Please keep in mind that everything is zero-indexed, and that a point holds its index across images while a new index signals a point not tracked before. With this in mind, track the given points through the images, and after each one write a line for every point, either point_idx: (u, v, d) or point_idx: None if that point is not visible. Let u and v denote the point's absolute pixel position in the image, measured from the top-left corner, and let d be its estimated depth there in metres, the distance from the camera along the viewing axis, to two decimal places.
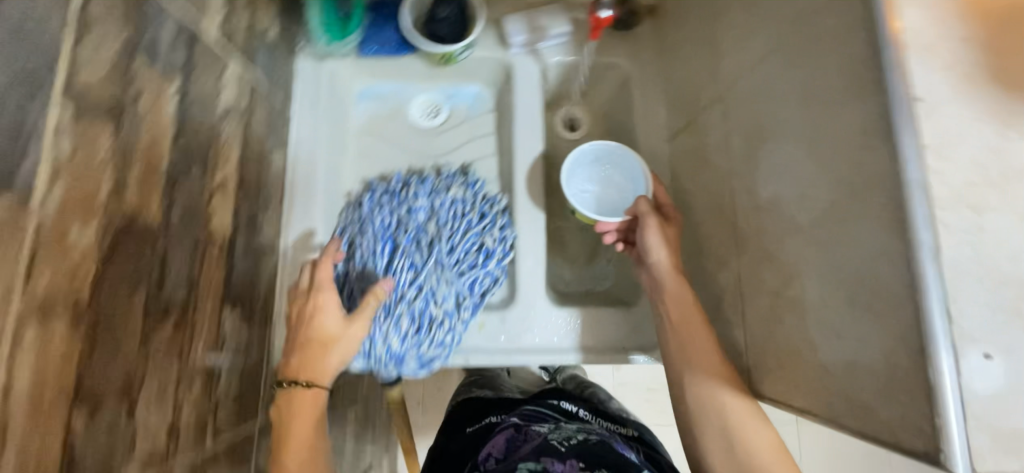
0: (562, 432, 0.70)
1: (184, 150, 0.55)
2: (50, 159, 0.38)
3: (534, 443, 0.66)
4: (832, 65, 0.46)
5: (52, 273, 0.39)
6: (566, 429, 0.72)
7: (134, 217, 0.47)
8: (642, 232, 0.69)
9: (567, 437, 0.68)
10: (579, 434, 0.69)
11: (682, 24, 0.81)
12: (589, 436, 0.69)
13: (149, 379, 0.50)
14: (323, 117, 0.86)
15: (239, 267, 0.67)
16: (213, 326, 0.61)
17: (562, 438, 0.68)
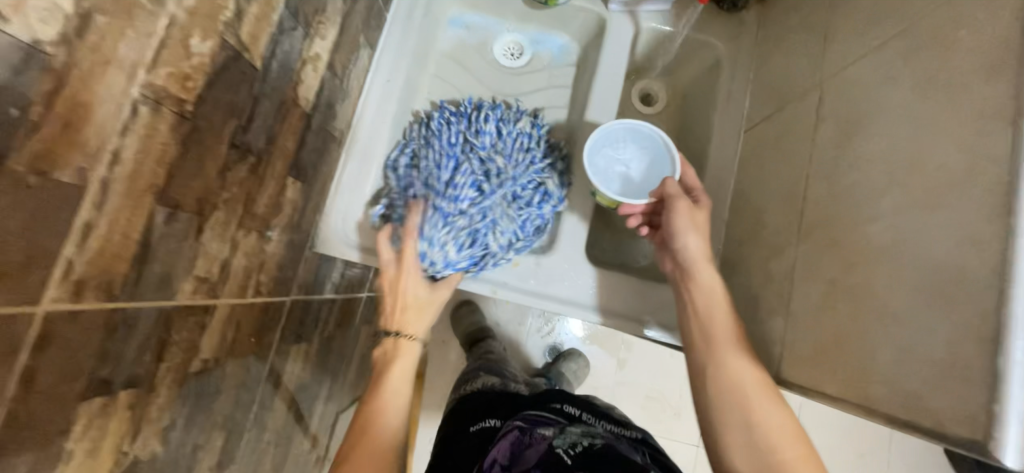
0: (568, 438, 0.68)
1: (294, 9, 0.57)
2: None
3: (540, 453, 0.65)
4: (966, 50, 0.44)
5: (170, 68, 0.41)
6: (573, 432, 0.71)
7: (240, 51, 0.50)
8: (671, 212, 0.69)
9: (572, 445, 0.66)
10: (585, 439, 0.68)
11: (792, 11, 0.78)
12: (595, 441, 0.68)
13: (218, 209, 0.53)
14: (414, 30, 0.88)
15: (310, 144, 0.70)
16: (278, 189, 0.65)
17: (567, 445, 0.66)
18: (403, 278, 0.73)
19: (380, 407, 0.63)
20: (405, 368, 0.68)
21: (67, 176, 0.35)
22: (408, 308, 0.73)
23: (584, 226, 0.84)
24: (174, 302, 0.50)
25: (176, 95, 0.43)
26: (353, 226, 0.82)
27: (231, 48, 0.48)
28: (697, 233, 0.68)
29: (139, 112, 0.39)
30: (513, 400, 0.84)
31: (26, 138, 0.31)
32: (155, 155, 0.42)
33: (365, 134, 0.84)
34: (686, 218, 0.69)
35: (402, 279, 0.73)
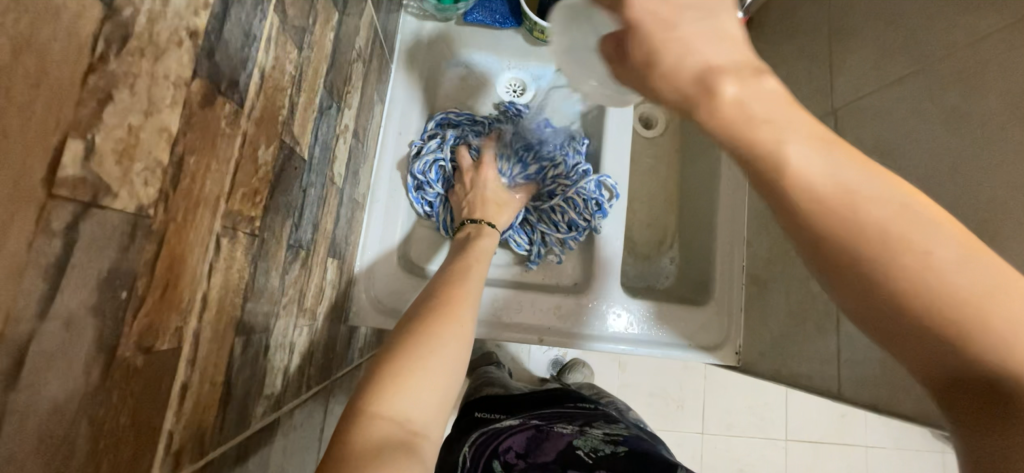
0: (590, 440, 0.70)
1: (330, 86, 0.53)
2: (259, 69, 0.37)
3: (561, 448, 0.68)
4: (996, 92, 0.48)
5: (243, 190, 0.37)
6: (595, 435, 0.72)
7: (293, 147, 0.45)
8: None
9: (594, 448, 0.68)
10: (607, 440, 0.70)
11: (785, 36, 0.83)
12: (620, 447, 0.68)
13: (279, 316, 0.48)
14: (420, 79, 0.85)
15: (342, 218, 0.65)
16: (321, 274, 0.60)
17: (590, 448, 0.68)
18: (483, 176, 0.78)
19: (420, 351, 0.50)
20: (483, 255, 0.70)
21: (165, 343, 0.30)
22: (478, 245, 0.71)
23: (618, 260, 0.85)
24: (249, 430, 0.44)
25: (248, 214, 0.38)
26: (386, 291, 0.77)
27: (286, 145, 0.44)
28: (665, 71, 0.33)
29: (221, 243, 0.35)
30: (533, 396, 0.86)
31: (134, 318, 0.27)
32: (232, 284, 0.37)
33: (385, 193, 0.80)
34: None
35: (484, 176, 0.78)
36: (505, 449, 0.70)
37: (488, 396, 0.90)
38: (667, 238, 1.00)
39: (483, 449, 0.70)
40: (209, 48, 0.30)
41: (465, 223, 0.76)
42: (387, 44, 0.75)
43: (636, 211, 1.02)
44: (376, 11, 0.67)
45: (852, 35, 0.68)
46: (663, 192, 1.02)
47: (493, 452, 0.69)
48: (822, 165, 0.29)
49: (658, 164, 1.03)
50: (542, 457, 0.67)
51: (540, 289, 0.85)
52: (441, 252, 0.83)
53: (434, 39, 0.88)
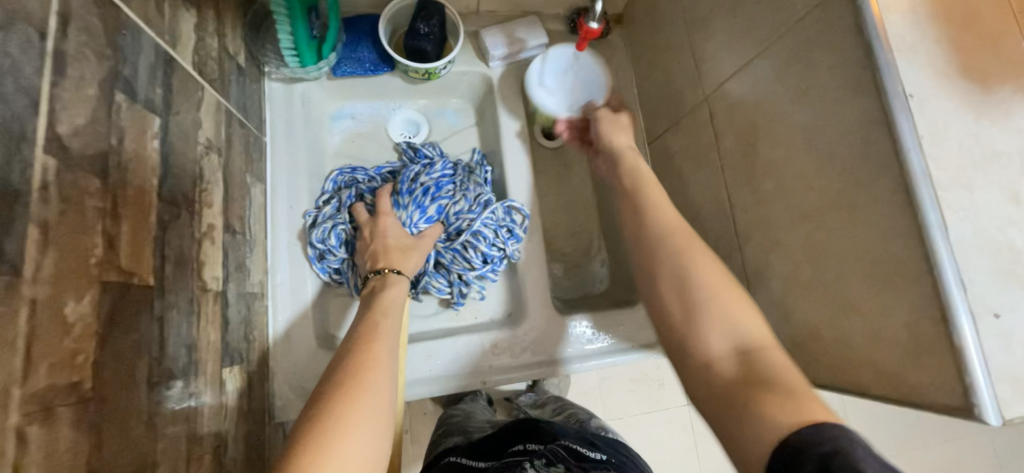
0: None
1: (171, 194, 0.49)
2: (39, 222, 0.32)
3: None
4: (825, 68, 0.51)
5: (50, 361, 0.32)
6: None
7: (126, 281, 0.41)
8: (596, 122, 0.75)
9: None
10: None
11: (653, 29, 0.85)
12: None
13: (159, 462, 0.44)
14: (302, 143, 0.81)
15: (233, 318, 0.61)
16: (218, 390, 0.55)
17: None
18: (383, 225, 0.74)
19: (334, 434, 0.45)
20: (394, 307, 0.65)
21: None
22: (387, 300, 0.65)
23: (544, 280, 0.84)
24: None
25: (67, 382, 0.34)
26: (310, 375, 0.72)
27: (115, 283, 0.39)
28: None
29: (27, 434, 0.30)
30: (483, 446, 0.82)
31: None
32: (64, 468, 0.33)
33: (287, 272, 0.75)
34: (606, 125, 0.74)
35: (385, 225, 0.74)
36: None
37: (447, 454, 0.85)
38: (595, 241, 1.01)
39: None
40: None
41: (371, 277, 0.70)
42: (250, 119, 0.71)
43: (560, 222, 1.01)
44: (224, 92, 0.63)
45: (705, 24, 0.70)
46: (580, 197, 1.03)
47: None
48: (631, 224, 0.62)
49: (569, 172, 1.03)
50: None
51: (471, 331, 0.83)
52: (351, 313, 0.80)
53: (309, 98, 0.83)
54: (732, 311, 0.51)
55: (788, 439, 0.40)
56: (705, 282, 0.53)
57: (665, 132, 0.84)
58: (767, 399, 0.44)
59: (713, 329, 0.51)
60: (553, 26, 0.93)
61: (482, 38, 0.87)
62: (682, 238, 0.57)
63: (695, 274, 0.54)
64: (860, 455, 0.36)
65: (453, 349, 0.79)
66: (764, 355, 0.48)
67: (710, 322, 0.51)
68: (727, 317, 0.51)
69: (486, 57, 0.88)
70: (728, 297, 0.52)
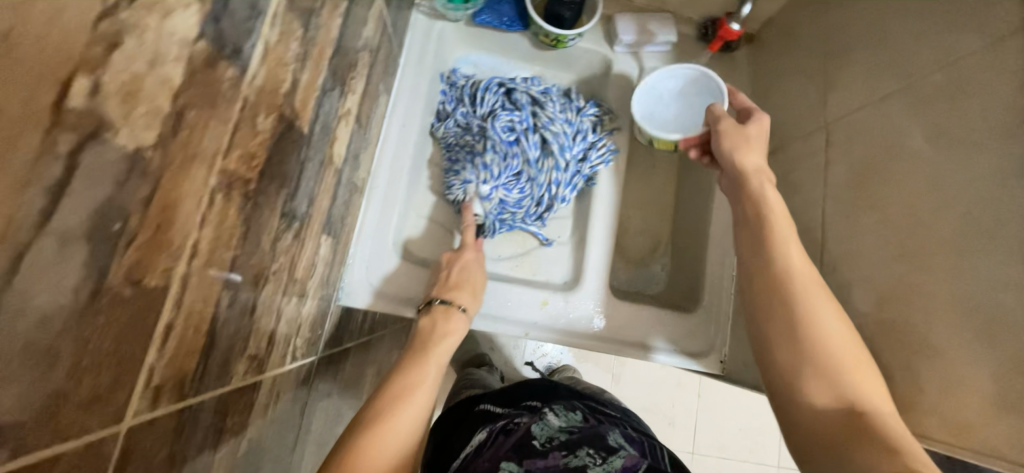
0: (546, 429, 0.67)
1: (334, 70, 0.56)
2: (264, 42, 0.39)
3: (519, 438, 0.65)
4: (976, 109, 0.49)
5: (239, 152, 0.40)
6: (551, 423, 0.69)
7: (292, 121, 0.48)
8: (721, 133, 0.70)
9: (550, 438, 0.65)
10: (562, 432, 0.67)
11: (785, 52, 0.85)
12: (574, 436, 0.66)
13: (268, 281, 0.51)
14: (427, 72, 0.88)
15: (339, 199, 0.68)
16: (314, 251, 0.62)
17: (545, 437, 0.65)
18: (464, 260, 0.75)
19: None
20: (453, 337, 0.63)
21: (154, 281, 0.32)
22: (438, 335, 0.62)
23: (609, 259, 0.86)
24: (229, 387, 0.46)
25: (243, 176, 0.41)
26: (390, 278, 0.80)
27: (286, 118, 0.47)
28: (473, 249, 0.77)
29: (214, 198, 0.37)
30: (503, 393, 0.84)
31: (126, 248, 0.29)
32: (224, 241, 0.40)
33: (384, 180, 0.82)
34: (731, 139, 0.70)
35: (463, 261, 0.75)
36: (470, 449, 0.66)
37: (466, 399, 0.88)
38: (661, 245, 1.02)
39: (455, 453, 0.68)
40: (216, 14, 0.33)
41: (431, 306, 0.67)
42: (396, 37, 0.78)
43: (634, 218, 1.03)
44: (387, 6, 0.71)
45: (846, 52, 0.70)
46: (659, 199, 1.04)
47: (463, 452, 0.67)
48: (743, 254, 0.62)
49: (655, 173, 1.04)
50: (499, 448, 0.64)
51: (529, 284, 0.86)
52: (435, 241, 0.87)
53: (443, 37, 0.91)
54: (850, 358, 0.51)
55: None
56: (834, 329, 0.53)
57: (768, 153, 0.83)
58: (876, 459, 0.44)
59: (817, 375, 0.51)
60: (683, 29, 0.95)
61: (615, 22, 0.90)
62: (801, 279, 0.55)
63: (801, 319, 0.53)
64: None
65: (508, 295, 0.83)
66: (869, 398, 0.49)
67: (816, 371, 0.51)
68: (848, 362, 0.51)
69: (613, 41, 0.92)
70: (849, 343, 0.52)
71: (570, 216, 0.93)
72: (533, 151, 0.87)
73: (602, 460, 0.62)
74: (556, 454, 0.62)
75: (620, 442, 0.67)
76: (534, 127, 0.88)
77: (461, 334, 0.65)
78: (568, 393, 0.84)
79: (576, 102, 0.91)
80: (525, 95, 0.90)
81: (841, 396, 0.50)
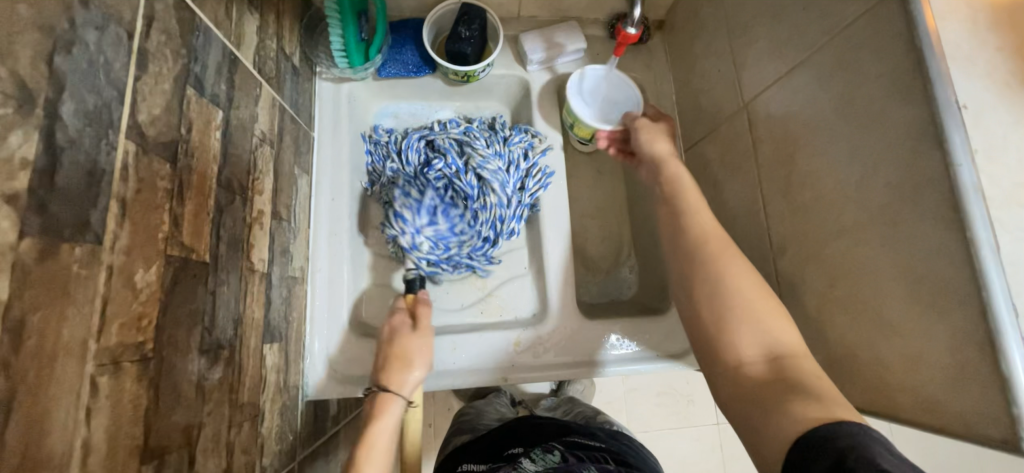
0: None
1: (228, 181, 0.54)
2: (119, 199, 0.37)
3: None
4: (873, 77, 0.49)
5: (122, 321, 0.37)
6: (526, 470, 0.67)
7: (186, 256, 0.46)
8: None
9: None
10: None
11: (695, 36, 0.84)
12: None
13: (205, 423, 0.48)
14: (345, 138, 0.85)
15: (276, 300, 0.65)
16: (259, 363, 0.60)
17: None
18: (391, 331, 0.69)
19: None
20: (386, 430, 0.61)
21: None
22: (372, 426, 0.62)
23: (570, 283, 0.84)
24: None
25: (134, 341, 0.38)
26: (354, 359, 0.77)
27: (176, 258, 0.44)
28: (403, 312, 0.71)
29: (99, 382, 0.35)
30: (489, 441, 0.81)
31: None
32: (127, 416, 0.37)
33: (325, 260, 0.79)
34: (643, 135, 0.75)
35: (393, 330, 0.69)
36: None
37: (453, 453, 0.84)
38: (625, 246, 1.01)
39: None
40: (40, 202, 0.30)
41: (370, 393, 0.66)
42: (300, 115, 0.76)
43: (592, 225, 1.01)
44: (279, 90, 0.68)
45: (748, 30, 0.69)
46: (611, 201, 1.03)
47: None
48: (728, 252, 0.57)
49: (602, 177, 1.03)
50: None
51: (497, 326, 0.84)
52: None
53: (354, 98, 0.88)
54: (748, 296, 0.54)
55: (808, 431, 0.42)
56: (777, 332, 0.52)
57: (701, 140, 0.82)
58: (796, 404, 0.45)
59: (746, 328, 0.52)
60: (592, 31, 0.94)
61: (522, 43, 0.89)
62: (718, 245, 0.58)
63: (730, 279, 0.55)
64: (879, 452, 0.38)
65: (477, 345, 0.81)
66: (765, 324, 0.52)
67: (740, 323, 0.53)
68: (742, 302, 0.53)
69: (525, 61, 0.90)
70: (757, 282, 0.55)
71: (525, 243, 0.91)
72: (467, 188, 0.85)
73: None
74: None
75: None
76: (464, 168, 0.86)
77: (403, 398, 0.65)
78: (552, 429, 0.81)
79: (502, 132, 0.90)
80: (447, 138, 0.88)
81: (765, 351, 0.51)
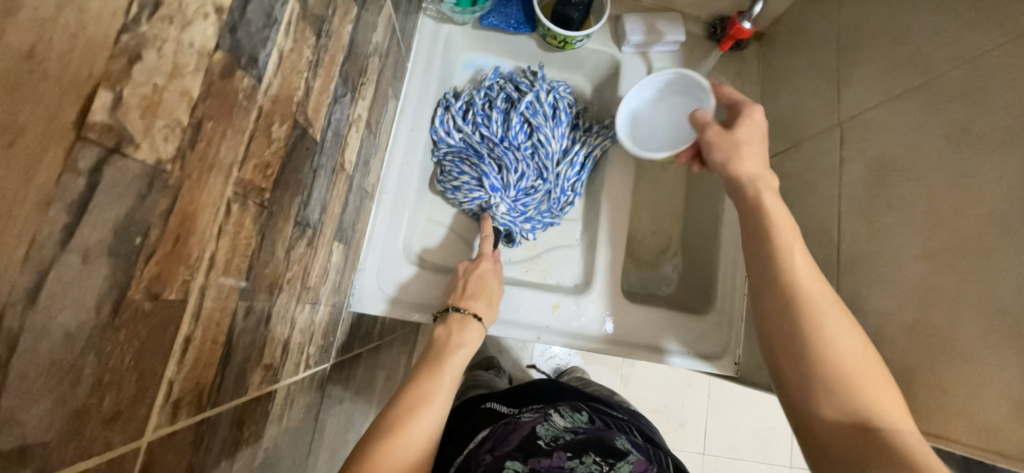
0: (552, 429, 0.65)
1: (346, 75, 0.56)
2: (278, 49, 0.39)
3: (523, 436, 0.63)
4: (1000, 107, 0.49)
5: (255, 162, 0.39)
6: (556, 424, 0.67)
7: (305, 129, 0.48)
8: None
9: (555, 437, 0.63)
10: (569, 432, 0.65)
11: (798, 50, 0.84)
12: (579, 436, 0.64)
13: (282, 290, 0.51)
14: (434, 76, 0.87)
15: (350, 206, 0.68)
16: (326, 258, 0.62)
17: (550, 437, 0.63)
18: (480, 270, 0.75)
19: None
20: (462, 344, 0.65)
21: (173, 294, 0.32)
22: (453, 346, 0.63)
23: (618, 260, 0.85)
24: (246, 397, 0.46)
25: (259, 185, 0.41)
26: (388, 280, 0.79)
27: (299, 126, 0.46)
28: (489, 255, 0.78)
29: (230, 208, 0.37)
30: (509, 395, 0.84)
31: (146, 264, 0.29)
32: (240, 250, 0.40)
33: (394, 184, 0.82)
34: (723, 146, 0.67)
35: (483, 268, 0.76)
36: (477, 448, 0.65)
37: (473, 397, 0.89)
38: (672, 246, 1.01)
39: (461, 456, 0.67)
40: (233, 23, 0.33)
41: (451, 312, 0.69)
42: (404, 43, 0.78)
43: (645, 218, 1.02)
44: (395, 10, 0.71)
45: (862, 50, 0.69)
46: (669, 199, 1.03)
47: (468, 455, 0.65)
48: (824, 298, 0.55)
49: (664, 174, 1.03)
50: (503, 442, 0.63)
51: (542, 288, 0.86)
52: (450, 250, 0.87)
53: (450, 40, 0.90)
54: (838, 352, 0.52)
55: None
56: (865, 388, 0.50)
57: (780, 154, 0.83)
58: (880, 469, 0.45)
59: (831, 388, 0.51)
60: (691, 28, 0.95)
61: (622, 22, 0.90)
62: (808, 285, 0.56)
63: (820, 335, 0.53)
64: None
65: (518, 298, 0.83)
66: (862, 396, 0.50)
67: (826, 381, 0.51)
68: (833, 358, 0.52)
69: (621, 41, 0.91)
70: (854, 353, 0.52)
71: (581, 218, 0.93)
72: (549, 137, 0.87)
73: (608, 467, 0.57)
74: (561, 452, 0.59)
75: (628, 446, 0.64)
76: (547, 117, 0.87)
77: (473, 344, 0.66)
78: (574, 396, 0.83)
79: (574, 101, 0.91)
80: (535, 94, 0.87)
81: (850, 406, 0.50)
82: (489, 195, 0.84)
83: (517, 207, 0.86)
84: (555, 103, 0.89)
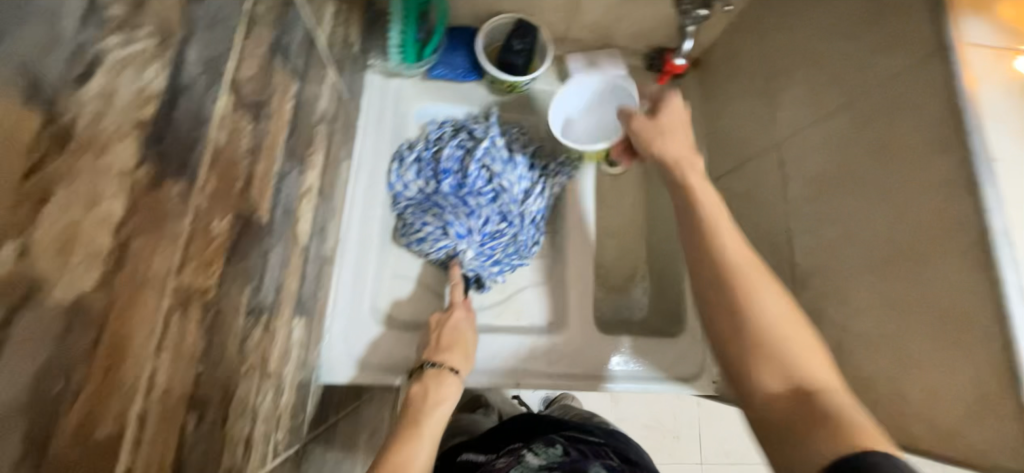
0: None
1: (291, 150, 0.55)
2: (212, 146, 0.38)
3: None
4: (913, 127, 0.53)
5: (195, 265, 0.38)
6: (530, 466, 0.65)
7: (250, 214, 0.47)
8: None
9: None
10: None
11: (732, 76, 0.89)
12: None
13: (239, 385, 0.48)
14: (387, 130, 0.88)
15: (308, 277, 0.66)
16: (286, 335, 0.59)
17: None
18: (454, 320, 0.73)
19: None
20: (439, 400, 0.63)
21: (107, 430, 0.30)
22: (432, 403, 0.61)
23: (588, 292, 0.86)
24: None
25: (201, 286, 0.39)
26: (357, 343, 0.77)
27: (242, 214, 0.45)
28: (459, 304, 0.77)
29: (170, 319, 0.35)
30: (487, 436, 0.82)
31: (72, 407, 0.27)
32: (185, 359, 0.37)
33: (355, 244, 0.81)
34: None
35: (455, 318, 0.74)
36: None
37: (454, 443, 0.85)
38: (640, 269, 1.02)
39: None
40: (157, 135, 0.32)
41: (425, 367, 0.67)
42: (352, 104, 0.78)
43: (611, 244, 1.03)
44: (339, 75, 0.71)
45: (788, 75, 0.74)
46: (632, 223, 1.05)
47: None
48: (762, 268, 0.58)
49: (624, 199, 1.06)
50: None
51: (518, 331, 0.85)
52: (419, 303, 0.86)
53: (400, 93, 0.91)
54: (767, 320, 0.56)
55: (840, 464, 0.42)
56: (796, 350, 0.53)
57: (727, 174, 0.86)
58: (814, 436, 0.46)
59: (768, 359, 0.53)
60: (632, 61, 1.00)
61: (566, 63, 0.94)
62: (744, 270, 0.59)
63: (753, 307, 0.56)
64: None
65: (493, 343, 0.82)
66: (784, 343, 0.54)
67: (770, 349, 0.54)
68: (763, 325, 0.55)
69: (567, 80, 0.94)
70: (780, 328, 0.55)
71: (548, 254, 0.93)
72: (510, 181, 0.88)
73: None
74: None
75: None
76: (505, 162, 0.89)
77: (453, 398, 0.64)
78: (550, 425, 0.81)
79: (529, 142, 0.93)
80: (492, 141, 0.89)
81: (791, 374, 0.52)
82: (453, 242, 0.83)
83: (484, 250, 0.86)
84: (510, 145, 0.91)
